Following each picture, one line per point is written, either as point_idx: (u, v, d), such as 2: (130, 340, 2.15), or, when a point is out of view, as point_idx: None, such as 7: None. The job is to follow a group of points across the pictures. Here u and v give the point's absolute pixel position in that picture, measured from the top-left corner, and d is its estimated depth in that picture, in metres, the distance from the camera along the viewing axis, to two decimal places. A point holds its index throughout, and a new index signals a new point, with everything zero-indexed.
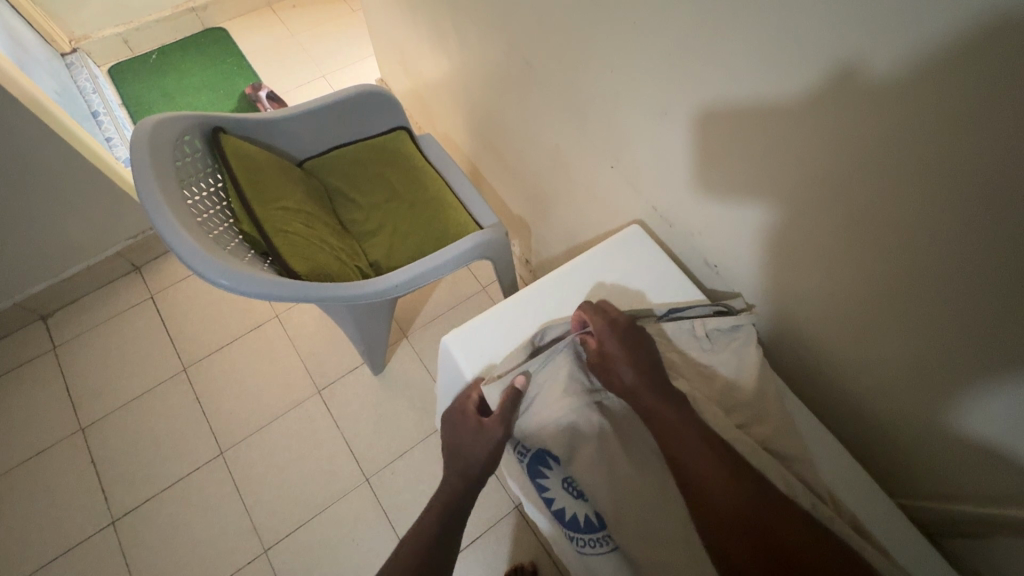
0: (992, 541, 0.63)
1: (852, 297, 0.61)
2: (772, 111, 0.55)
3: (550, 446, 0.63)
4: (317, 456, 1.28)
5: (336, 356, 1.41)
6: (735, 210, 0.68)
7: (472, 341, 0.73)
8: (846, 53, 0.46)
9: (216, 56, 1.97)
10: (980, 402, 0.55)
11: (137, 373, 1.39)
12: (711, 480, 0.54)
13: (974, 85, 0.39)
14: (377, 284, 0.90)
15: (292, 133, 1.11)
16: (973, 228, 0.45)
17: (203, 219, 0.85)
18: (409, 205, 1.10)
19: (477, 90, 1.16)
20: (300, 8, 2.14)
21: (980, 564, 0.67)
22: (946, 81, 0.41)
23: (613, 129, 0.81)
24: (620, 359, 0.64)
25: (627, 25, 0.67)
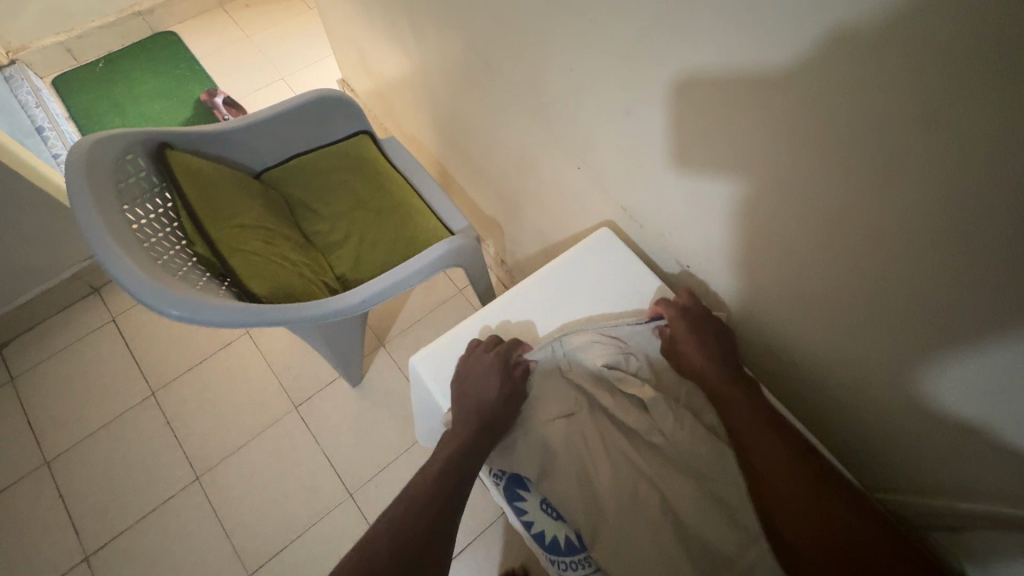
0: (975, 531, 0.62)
1: (825, 291, 0.60)
2: (735, 108, 0.54)
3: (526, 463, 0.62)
4: (297, 474, 1.25)
5: (312, 370, 1.37)
6: (706, 209, 0.67)
7: (439, 361, 0.70)
8: (807, 47, 0.44)
9: (167, 62, 1.89)
10: (954, 388, 0.54)
11: (103, 400, 1.33)
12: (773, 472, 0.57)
13: (941, 79, 0.38)
14: (343, 301, 0.87)
15: (247, 144, 1.06)
16: (948, 221, 0.44)
17: (152, 243, 0.80)
18: (375, 212, 1.06)
19: (439, 89, 1.12)
20: (254, 7, 2.06)
21: None
22: (910, 75, 0.39)
23: (578, 129, 0.79)
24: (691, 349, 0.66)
25: (585, 22, 0.64)
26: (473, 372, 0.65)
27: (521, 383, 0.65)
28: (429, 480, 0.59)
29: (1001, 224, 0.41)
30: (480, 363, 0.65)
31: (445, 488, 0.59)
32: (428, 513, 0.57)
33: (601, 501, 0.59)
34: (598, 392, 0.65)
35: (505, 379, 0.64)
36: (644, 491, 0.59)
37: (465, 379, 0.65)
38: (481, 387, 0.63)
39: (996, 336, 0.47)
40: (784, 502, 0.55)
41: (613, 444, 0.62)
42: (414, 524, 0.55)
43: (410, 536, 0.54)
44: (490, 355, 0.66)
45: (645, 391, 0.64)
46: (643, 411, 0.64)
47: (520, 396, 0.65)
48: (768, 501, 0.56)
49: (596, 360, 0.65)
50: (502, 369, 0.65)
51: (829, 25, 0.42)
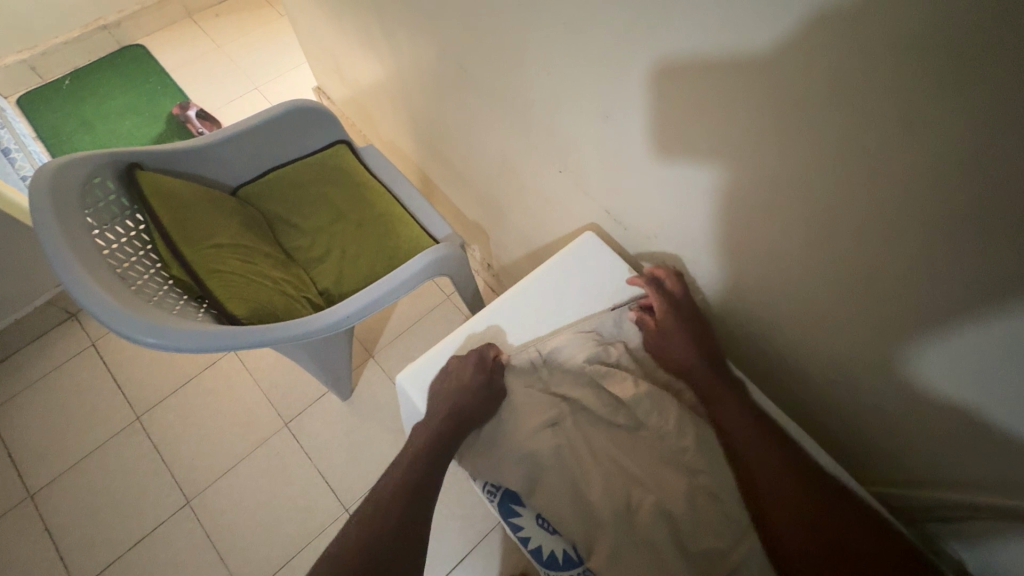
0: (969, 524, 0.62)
1: (815, 290, 0.60)
2: (712, 109, 0.53)
3: (516, 477, 0.60)
4: (291, 492, 1.23)
5: (300, 386, 1.35)
6: (691, 211, 0.67)
7: (426, 377, 0.68)
8: (782, 47, 0.44)
9: (137, 77, 1.84)
10: (938, 368, 0.54)
11: (87, 428, 1.30)
12: (762, 470, 0.56)
13: (919, 77, 0.38)
14: (327, 317, 0.85)
15: (221, 160, 1.03)
16: (933, 217, 0.44)
17: (124, 268, 0.77)
18: (357, 224, 1.04)
19: (415, 95, 1.10)
20: (223, 16, 2.02)
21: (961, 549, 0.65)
22: (889, 73, 0.39)
23: (557, 133, 0.78)
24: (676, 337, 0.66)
25: (559, 25, 0.63)
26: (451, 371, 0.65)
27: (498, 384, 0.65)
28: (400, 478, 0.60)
29: (988, 216, 0.40)
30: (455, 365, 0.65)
31: (414, 489, 0.59)
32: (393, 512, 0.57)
33: (595, 510, 0.57)
34: (585, 397, 0.64)
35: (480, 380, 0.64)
36: (639, 497, 0.58)
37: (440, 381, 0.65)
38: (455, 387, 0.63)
39: (986, 328, 0.47)
40: (781, 502, 0.54)
41: (604, 453, 0.61)
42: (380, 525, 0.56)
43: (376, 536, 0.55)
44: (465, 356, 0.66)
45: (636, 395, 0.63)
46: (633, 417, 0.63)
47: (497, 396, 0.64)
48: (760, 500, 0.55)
49: (580, 357, 0.67)
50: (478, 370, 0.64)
51: (805, 18, 0.41)
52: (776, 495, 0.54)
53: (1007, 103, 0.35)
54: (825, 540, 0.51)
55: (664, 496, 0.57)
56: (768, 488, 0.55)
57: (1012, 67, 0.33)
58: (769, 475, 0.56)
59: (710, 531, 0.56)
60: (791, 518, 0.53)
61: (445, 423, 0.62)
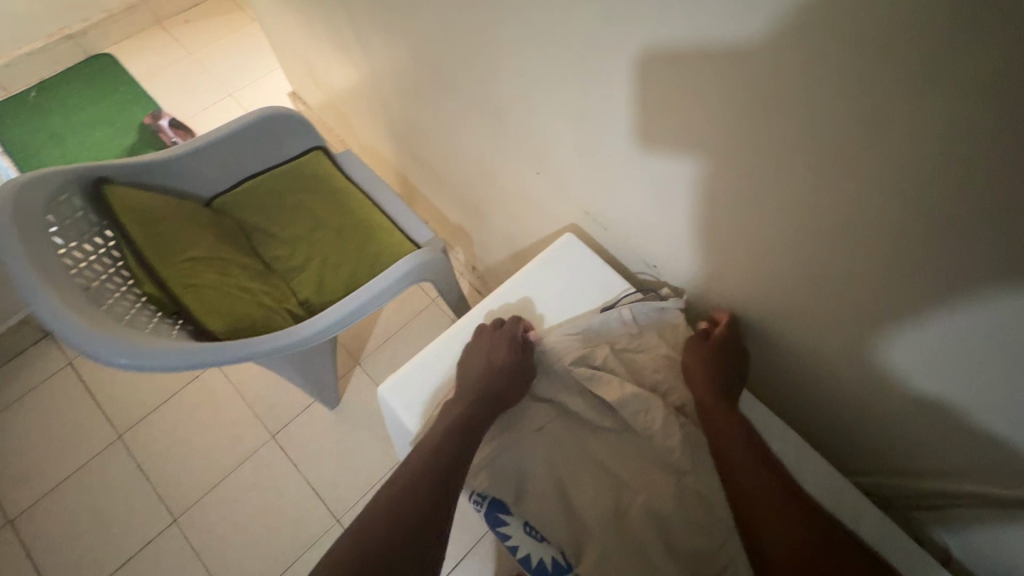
0: (952, 512, 0.63)
1: (795, 285, 0.60)
2: (687, 108, 0.53)
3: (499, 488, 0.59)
4: (281, 504, 1.21)
5: (287, 397, 1.33)
6: (670, 210, 0.67)
7: (408, 388, 0.68)
8: (754, 45, 0.44)
9: (106, 88, 1.80)
10: (914, 361, 0.55)
11: (67, 449, 1.27)
12: (750, 480, 0.54)
13: (889, 71, 0.38)
14: (308, 328, 0.83)
15: (194, 171, 1.01)
16: (908, 208, 0.44)
17: (94, 287, 0.75)
18: (337, 231, 1.02)
19: (391, 98, 1.08)
20: (193, 22, 1.97)
21: (943, 534, 0.66)
22: (860, 68, 0.39)
23: (535, 134, 0.77)
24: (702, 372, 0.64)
25: (531, 27, 0.63)
26: (488, 339, 0.68)
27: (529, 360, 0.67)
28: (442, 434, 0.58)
29: (962, 206, 0.41)
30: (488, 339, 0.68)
31: (452, 451, 0.57)
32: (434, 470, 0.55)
33: (585, 514, 0.57)
34: (569, 401, 0.63)
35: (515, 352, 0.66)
36: (628, 498, 0.58)
37: (471, 355, 0.67)
38: (491, 358, 0.65)
39: (968, 318, 0.47)
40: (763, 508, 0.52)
41: (591, 456, 0.61)
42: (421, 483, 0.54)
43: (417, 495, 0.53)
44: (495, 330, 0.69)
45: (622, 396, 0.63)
46: (618, 419, 0.63)
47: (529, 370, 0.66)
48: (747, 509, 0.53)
49: (566, 360, 0.66)
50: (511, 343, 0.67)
51: (774, 15, 0.41)
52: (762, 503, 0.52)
53: (977, 94, 0.35)
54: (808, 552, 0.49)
55: (653, 497, 0.57)
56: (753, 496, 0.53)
57: (979, 58, 0.34)
58: (754, 484, 0.54)
59: (699, 530, 0.56)
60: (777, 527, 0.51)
61: (479, 393, 0.63)
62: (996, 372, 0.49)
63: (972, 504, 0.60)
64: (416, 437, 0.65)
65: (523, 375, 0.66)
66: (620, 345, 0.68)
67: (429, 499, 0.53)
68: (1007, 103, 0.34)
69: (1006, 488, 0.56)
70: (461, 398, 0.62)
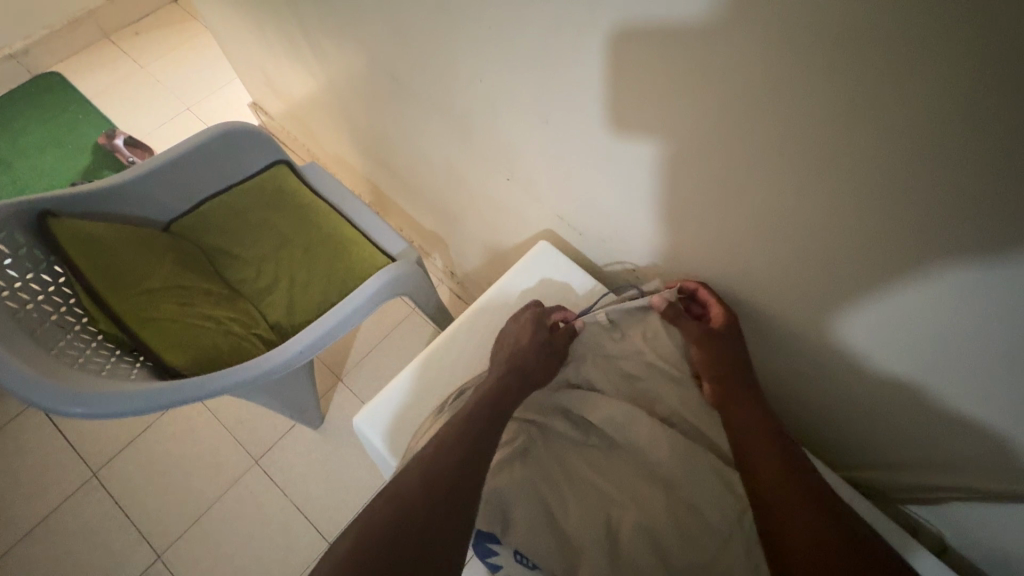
0: (946, 504, 0.62)
1: (776, 284, 0.59)
2: (653, 111, 0.51)
3: (484, 522, 0.55)
4: (269, 532, 1.17)
5: (268, 420, 1.29)
6: (644, 212, 0.65)
7: (385, 415, 0.65)
8: (714, 46, 0.42)
9: (54, 107, 1.72)
10: (886, 348, 0.55)
11: (39, 491, 1.21)
12: (766, 471, 0.53)
13: (855, 68, 0.37)
14: (280, 355, 0.79)
15: (148, 196, 0.96)
16: (883, 207, 0.43)
17: (43, 328, 0.71)
18: (304, 249, 0.98)
19: (352, 106, 1.04)
20: (144, 34, 1.89)
21: (937, 524, 0.66)
22: (825, 66, 0.38)
23: (501, 140, 0.75)
24: (718, 353, 0.62)
25: (486, 31, 0.60)
26: (519, 323, 0.68)
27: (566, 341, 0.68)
28: (462, 421, 0.56)
29: (941, 203, 0.39)
30: (521, 323, 0.68)
31: (473, 434, 0.55)
32: (461, 448, 0.53)
33: (574, 538, 0.54)
34: (551, 419, 0.61)
35: (546, 336, 0.66)
36: (618, 516, 0.56)
37: (503, 338, 0.68)
38: (517, 344, 0.65)
39: (963, 313, 0.45)
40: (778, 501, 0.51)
41: (578, 475, 0.59)
42: (448, 457, 0.52)
43: (445, 469, 0.51)
44: (529, 312, 0.69)
45: (606, 407, 0.61)
46: (602, 433, 0.61)
47: (561, 357, 0.67)
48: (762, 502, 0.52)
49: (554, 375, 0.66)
50: (543, 326, 0.67)
51: (733, 14, 0.39)
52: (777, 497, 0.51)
53: (949, 86, 0.33)
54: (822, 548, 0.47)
55: (644, 513, 0.55)
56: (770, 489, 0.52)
57: (942, 53, 0.32)
58: (771, 476, 0.53)
59: (694, 545, 0.53)
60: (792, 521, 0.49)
61: (502, 373, 0.62)
62: (969, 360, 0.49)
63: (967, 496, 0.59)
64: (395, 467, 0.62)
65: (548, 361, 0.65)
66: (598, 351, 0.68)
67: (450, 486, 0.50)
68: (985, 94, 0.32)
69: (998, 483, 0.56)
70: (484, 381, 0.62)
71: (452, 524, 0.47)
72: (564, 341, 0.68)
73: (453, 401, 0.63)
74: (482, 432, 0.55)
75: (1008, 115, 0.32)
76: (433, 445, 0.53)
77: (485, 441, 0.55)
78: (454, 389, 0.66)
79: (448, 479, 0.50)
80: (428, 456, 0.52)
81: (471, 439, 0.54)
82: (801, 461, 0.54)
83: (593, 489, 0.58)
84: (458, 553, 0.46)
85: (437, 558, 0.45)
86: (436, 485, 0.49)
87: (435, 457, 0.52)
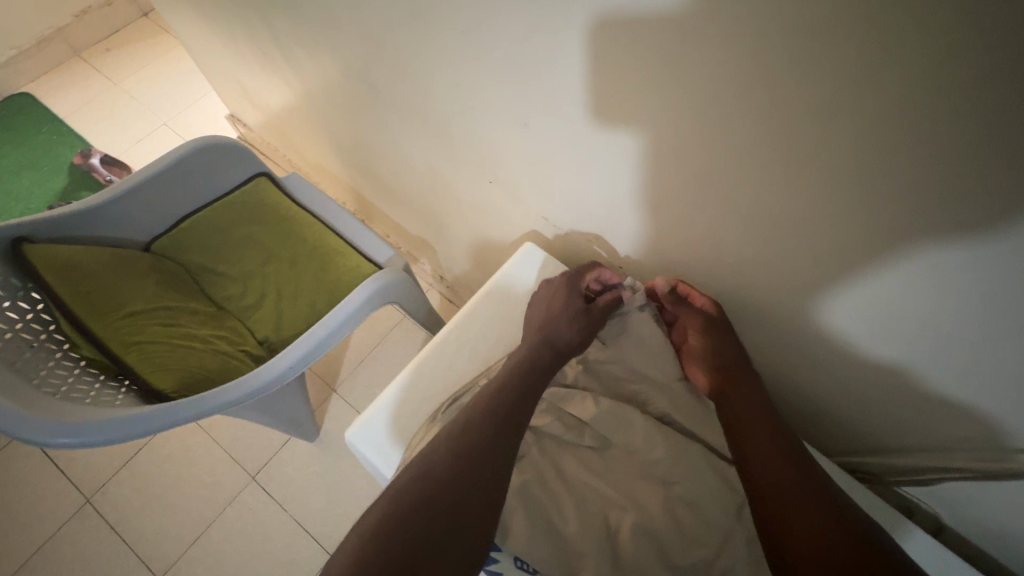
0: (941, 485, 0.63)
1: (762, 274, 0.59)
2: (632, 109, 0.51)
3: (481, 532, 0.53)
4: (269, 548, 1.16)
5: (263, 435, 1.28)
6: (629, 209, 0.65)
7: (375, 429, 0.64)
8: (685, 44, 0.42)
9: (27, 129, 1.68)
10: (865, 328, 0.56)
11: (32, 522, 1.19)
12: (761, 455, 0.53)
13: (824, 62, 0.37)
14: (270, 371, 0.78)
15: (127, 216, 0.94)
16: (861, 195, 0.43)
17: (23, 357, 0.69)
18: (290, 262, 0.97)
19: (330, 114, 1.03)
20: (115, 50, 1.86)
21: (932, 505, 0.66)
22: (795, 62, 0.38)
23: (481, 143, 0.74)
24: (719, 338, 0.63)
25: (460, 35, 0.59)
26: (553, 288, 0.70)
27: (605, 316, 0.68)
28: (489, 401, 0.55)
29: (917, 190, 0.40)
30: (554, 287, 0.69)
31: (501, 417, 0.54)
32: (485, 436, 0.52)
33: (572, 542, 0.54)
34: (546, 424, 0.61)
35: (580, 306, 0.68)
36: (617, 518, 0.55)
37: (537, 304, 0.69)
38: (551, 314, 0.67)
39: (955, 295, 0.45)
40: (770, 485, 0.50)
41: (574, 479, 0.59)
42: (474, 441, 0.51)
43: (470, 455, 0.50)
44: (562, 279, 0.70)
45: (600, 408, 0.61)
46: (596, 434, 0.61)
47: (595, 327, 0.68)
48: (755, 486, 0.51)
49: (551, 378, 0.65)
50: (576, 294, 0.69)
51: (700, 14, 0.40)
52: (770, 483, 0.50)
53: (916, 75, 0.34)
54: (815, 532, 0.46)
55: (643, 512, 0.55)
56: (762, 472, 0.51)
57: (908, 44, 0.33)
58: (764, 460, 0.52)
59: (694, 542, 0.53)
60: (784, 505, 0.49)
61: (530, 349, 0.63)
62: (954, 342, 0.50)
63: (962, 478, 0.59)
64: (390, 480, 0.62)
65: (578, 331, 0.66)
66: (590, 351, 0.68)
67: (474, 474, 0.49)
68: (967, 79, 0.32)
69: (981, 460, 0.57)
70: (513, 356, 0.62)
71: (481, 511, 0.47)
72: (604, 309, 0.69)
73: (447, 409, 0.63)
74: (507, 418, 0.54)
75: (989, 99, 0.32)
76: (461, 425, 0.52)
77: (514, 424, 0.54)
78: (447, 398, 0.66)
79: (477, 465, 0.49)
80: (456, 438, 0.51)
81: (495, 426, 0.53)
82: (794, 447, 0.54)
83: (589, 491, 0.58)
84: (477, 547, 0.45)
85: (452, 552, 0.43)
86: (459, 473, 0.48)
87: (463, 436, 0.51)
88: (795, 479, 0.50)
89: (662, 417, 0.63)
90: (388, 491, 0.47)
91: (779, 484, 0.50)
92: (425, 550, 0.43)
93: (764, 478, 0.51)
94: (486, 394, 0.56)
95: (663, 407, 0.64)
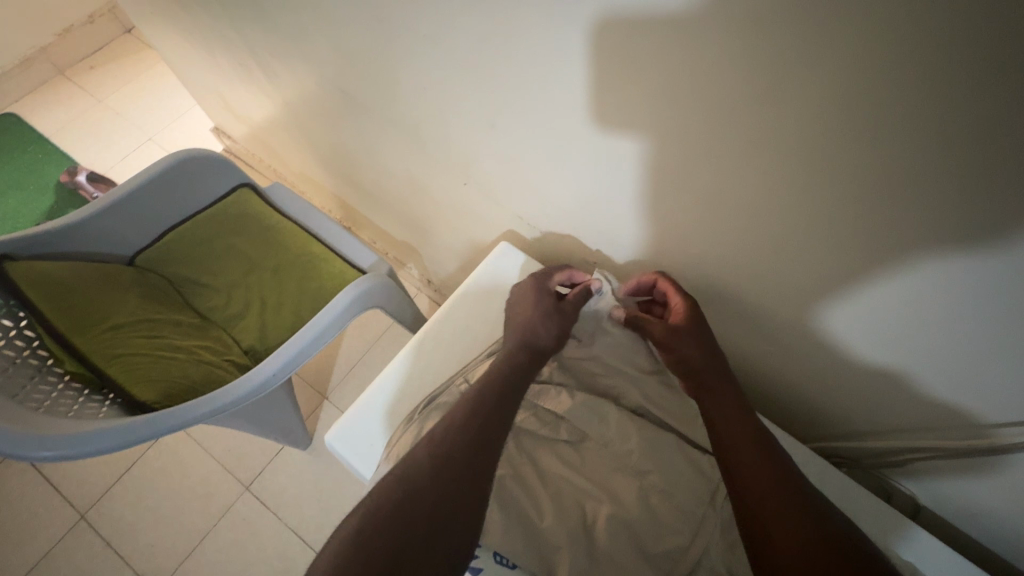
0: (917, 465, 0.64)
1: (726, 264, 0.60)
2: (588, 109, 0.53)
3: None
4: (264, 556, 1.16)
5: (256, 444, 1.29)
6: (599, 204, 0.65)
7: (355, 433, 0.65)
8: (627, 48, 0.44)
9: (13, 148, 1.69)
10: (834, 314, 0.56)
11: (27, 540, 1.19)
12: (734, 442, 0.53)
13: (755, 62, 0.39)
14: (254, 378, 0.78)
15: (108, 231, 0.95)
16: (805, 185, 0.45)
17: (6, 373, 0.69)
18: (274, 270, 0.98)
19: (310, 123, 1.04)
20: (99, 67, 1.87)
21: (909, 485, 0.68)
22: (727, 61, 0.40)
23: (454, 146, 0.76)
24: (682, 343, 0.61)
25: (424, 42, 0.61)
26: (523, 290, 0.69)
27: (573, 314, 0.67)
28: (467, 405, 0.55)
29: (855, 178, 0.41)
30: (524, 291, 0.68)
31: (480, 420, 0.54)
32: (464, 440, 0.51)
33: (547, 535, 0.54)
34: (522, 420, 0.62)
35: (553, 308, 0.66)
36: (593, 510, 0.56)
37: (512, 306, 0.68)
38: (524, 317, 0.65)
39: (915, 278, 0.46)
40: (743, 471, 0.51)
41: (551, 473, 0.59)
42: (452, 446, 0.51)
43: (449, 458, 0.50)
44: (531, 281, 0.69)
45: (573, 403, 0.62)
46: (571, 428, 0.62)
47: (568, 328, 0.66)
48: (731, 472, 0.52)
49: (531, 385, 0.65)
50: (548, 295, 0.67)
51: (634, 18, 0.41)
52: (744, 468, 0.51)
53: (839, 70, 0.36)
54: (786, 516, 0.47)
55: (618, 505, 0.56)
56: (736, 458, 0.52)
57: (826, 40, 0.34)
58: (738, 446, 0.53)
59: (668, 530, 0.54)
60: (756, 490, 0.49)
61: (507, 351, 0.62)
62: (924, 326, 0.50)
63: (938, 457, 0.60)
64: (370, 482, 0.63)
65: (553, 333, 0.64)
66: None
67: (454, 477, 0.49)
68: (884, 74, 0.34)
69: (962, 438, 0.57)
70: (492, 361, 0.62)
71: (460, 509, 0.47)
72: (576, 301, 0.68)
73: (424, 409, 0.64)
74: (487, 421, 0.54)
75: (904, 89, 0.34)
76: (441, 427, 0.53)
77: (495, 422, 0.54)
78: (424, 398, 0.67)
79: (455, 468, 0.49)
80: (434, 443, 0.51)
81: (474, 429, 0.53)
82: (765, 434, 0.54)
83: (565, 485, 0.58)
84: (458, 547, 0.45)
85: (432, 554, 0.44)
86: (438, 477, 0.48)
87: (443, 438, 0.52)
88: (765, 463, 0.51)
89: (636, 409, 0.65)
90: (368, 495, 0.47)
91: (752, 469, 0.51)
92: (407, 550, 0.43)
93: (737, 464, 0.51)
94: (465, 399, 0.56)
95: (636, 399, 0.65)
